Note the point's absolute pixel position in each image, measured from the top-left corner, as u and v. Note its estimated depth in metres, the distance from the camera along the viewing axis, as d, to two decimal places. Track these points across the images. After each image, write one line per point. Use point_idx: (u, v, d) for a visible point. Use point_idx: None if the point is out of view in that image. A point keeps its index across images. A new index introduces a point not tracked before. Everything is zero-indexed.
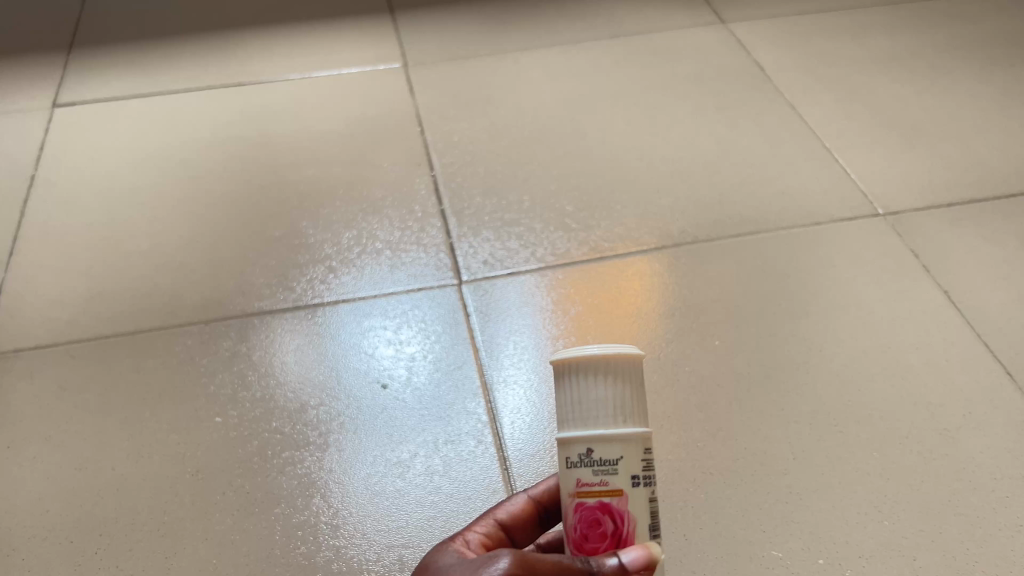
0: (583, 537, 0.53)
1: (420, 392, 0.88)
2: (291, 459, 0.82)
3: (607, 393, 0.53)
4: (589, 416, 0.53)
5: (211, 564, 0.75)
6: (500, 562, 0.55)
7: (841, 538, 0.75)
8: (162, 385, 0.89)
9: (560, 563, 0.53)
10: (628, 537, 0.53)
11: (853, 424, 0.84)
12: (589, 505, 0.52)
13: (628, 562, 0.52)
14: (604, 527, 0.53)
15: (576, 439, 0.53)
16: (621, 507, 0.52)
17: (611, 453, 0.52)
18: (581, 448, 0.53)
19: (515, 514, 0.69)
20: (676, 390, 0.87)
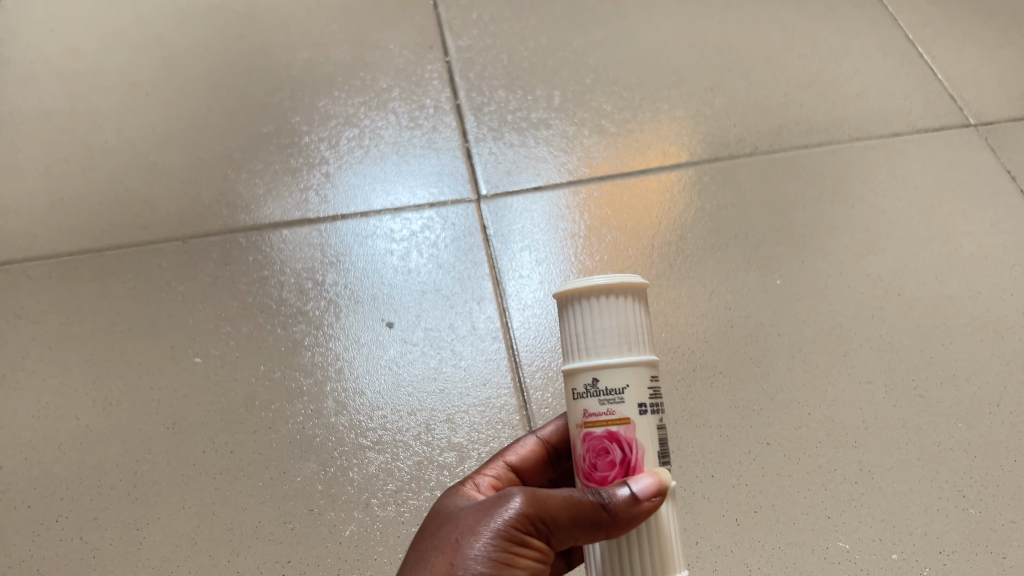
0: (587, 469, 0.42)
1: (431, 333, 0.75)
2: (281, 413, 0.71)
3: (615, 322, 0.42)
4: (593, 348, 0.42)
5: (189, 539, 0.65)
6: (511, 504, 0.43)
7: (919, 529, 0.65)
8: (133, 316, 0.77)
9: (572, 497, 0.42)
10: (640, 464, 0.41)
11: (936, 386, 0.72)
12: (595, 435, 0.41)
13: (638, 491, 0.41)
14: (612, 457, 0.41)
15: (578, 372, 0.42)
16: (629, 433, 0.41)
17: (618, 382, 0.41)
18: (585, 381, 0.42)
19: (527, 459, 0.56)
20: (730, 342, 0.75)
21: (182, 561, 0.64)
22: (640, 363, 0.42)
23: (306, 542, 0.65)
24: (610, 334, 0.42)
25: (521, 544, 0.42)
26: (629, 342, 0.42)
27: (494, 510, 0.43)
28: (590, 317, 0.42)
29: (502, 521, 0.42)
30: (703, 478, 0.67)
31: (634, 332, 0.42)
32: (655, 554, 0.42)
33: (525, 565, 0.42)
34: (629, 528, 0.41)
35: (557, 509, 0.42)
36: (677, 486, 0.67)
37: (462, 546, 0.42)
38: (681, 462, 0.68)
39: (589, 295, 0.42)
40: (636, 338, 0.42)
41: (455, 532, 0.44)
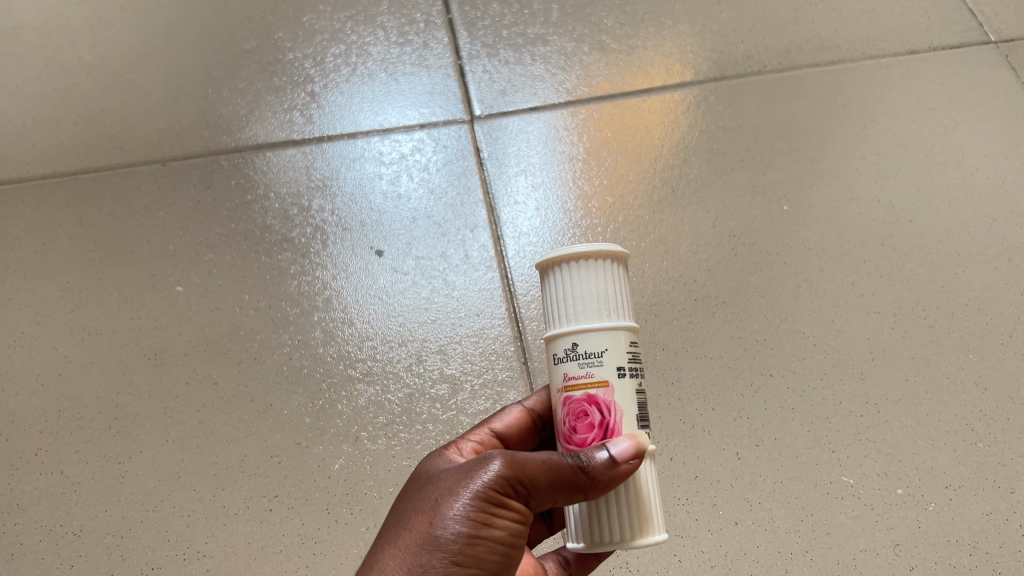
0: (566, 433, 0.40)
1: (422, 262, 0.72)
2: (267, 344, 0.68)
3: (594, 289, 0.41)
4: (571, 314, 0.41)
5: (172, 473, 0.63)
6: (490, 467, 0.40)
7: (924, 464, 0.63)
8: (111, 244, 0.73)
9: (549, 461, 0.40)
10: (618, 427, 0.39)
11: (946, 316, 0.69)
12: (573, 398, 0.40)
13: (615, 454, 0.38)
14: (591, 419, 0.39)
15: (557, 338, 0.41)
16: (607, 396, 0.39)
17: (597, 346, 0.40)
18: (565, 346, 0.40)
19: (513, 426, 0.53)
20: (733, 270, 0.72)
21: (167, 496, 0.62)
22: (620, 328, 0.40)
23: (294, 477, 0.63)
24: (589, 299, 0.40)
25: (499, 506, 0.39)
26: (608, 305, 0.40)
27: (472, 472, 0.40)
28: (569, 283, 0.41)
29: (481, 485, 0.40)
30: (704, 412, 0.65)
31: (614, 298, 0.41)
32: (630, 516, 0.40)
33: (504, 527, 0.39)
34: (608, 490, 0.39)
35: (536, 471, 0.39)
36: (676, 420, 0.65)
37: (440, 506, 0.40)
38: (681, 395, 0.66)
39: (567, 262, 0.41)
40: (616, 304, 0.41)
41: (434, 493, 0.41)
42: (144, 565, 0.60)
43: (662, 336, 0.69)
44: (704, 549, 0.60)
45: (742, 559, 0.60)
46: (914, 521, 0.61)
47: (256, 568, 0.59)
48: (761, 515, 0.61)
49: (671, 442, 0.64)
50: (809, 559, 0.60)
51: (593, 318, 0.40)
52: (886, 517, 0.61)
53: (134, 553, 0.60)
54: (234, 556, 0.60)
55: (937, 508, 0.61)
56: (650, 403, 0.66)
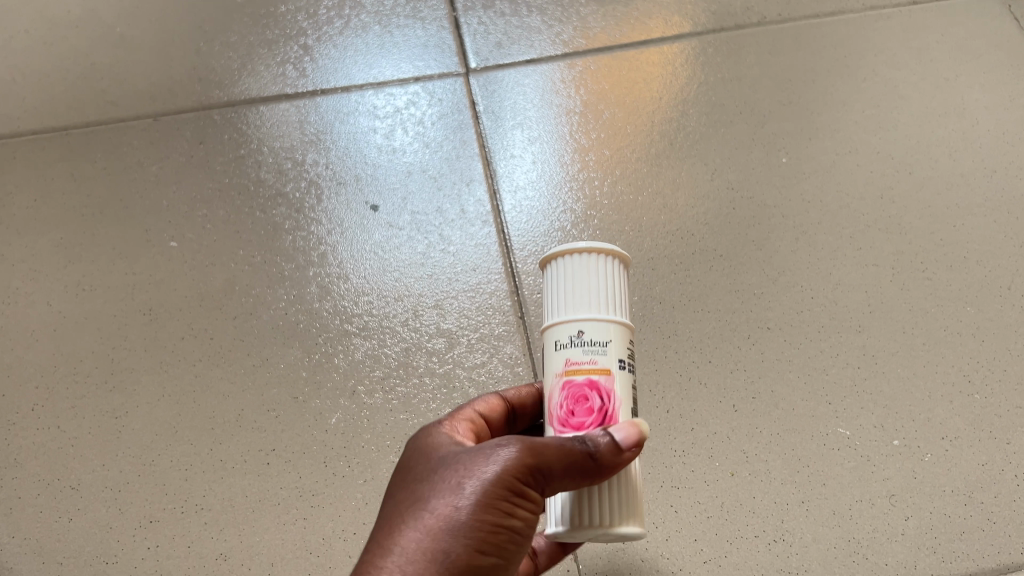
0: (562, 416, 0.39)
1: (418, 218, 0.72)
2: (262, 300, 0.68)
3: (596, 285, 0.41)
4: (572, 304, 0.40)
5: (169, 428, 0.63)
6: (506, 453, 0.39)
7: (921, 415, 0.63)
8: (104, 199, 0.73)
9: (564, 447, 0.38)
10: (616, 413, 0.39)
11: (944, 269, 0.69)
12: (575, 381, 0.39)
13: (621, 439, 0.38)
14: (590, 404, 0.39)
15: (557, 326, 0.40)
16: (609, 382, 0.39)
17: (596, 334, 0.39)
18: (563, 336, 0.40)
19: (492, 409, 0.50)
20: (731, 224, 0.71)
21: (164, 450, 0.62)
22: (618, 323, 0.40)
23: (291, 431, 0.63)
24: (592, 292, 0.40)
25: (516, 494, 0.38)
26: (611, 300, 0.40)
27: (488, 456, 0.39)
28: (572, 276, 0.41)
29: (499, 472, 0.38)
30: (701, 365, 0.65)
31: (614, 296, 0.41)
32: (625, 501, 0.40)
33: (519, 516, 0.38)
34: (610, 476, 0.39)
35: (553, 460, 0.38)
36: (673, 373, 0.65)
37: (456, 491, 0.38)
38: (678, 349, 0.66)
39: (569, 257, 0.41)
40: (616, 301, 0.41)
41: (448, 475, 0.39)
42: (142, 518, 0.60)
43: (659, 290, 0.69)
44: (700, 500, 0.60)
45: (738, 509, 0.60)
46: (909, 471, 0.61)
47: (254, 520, 0.60)
48: (757, 466, 0.61)
49: (668, 395, 0.64)
50: (805, 509, 0.60)
51: (596, 309, 0.40)
52: (882, 467, 0.61)
53: (132, 506, 0.60)
54: (232, 509, 0.60)
55: (933, 458, 0.61)
56: (647, 357, 0.66)
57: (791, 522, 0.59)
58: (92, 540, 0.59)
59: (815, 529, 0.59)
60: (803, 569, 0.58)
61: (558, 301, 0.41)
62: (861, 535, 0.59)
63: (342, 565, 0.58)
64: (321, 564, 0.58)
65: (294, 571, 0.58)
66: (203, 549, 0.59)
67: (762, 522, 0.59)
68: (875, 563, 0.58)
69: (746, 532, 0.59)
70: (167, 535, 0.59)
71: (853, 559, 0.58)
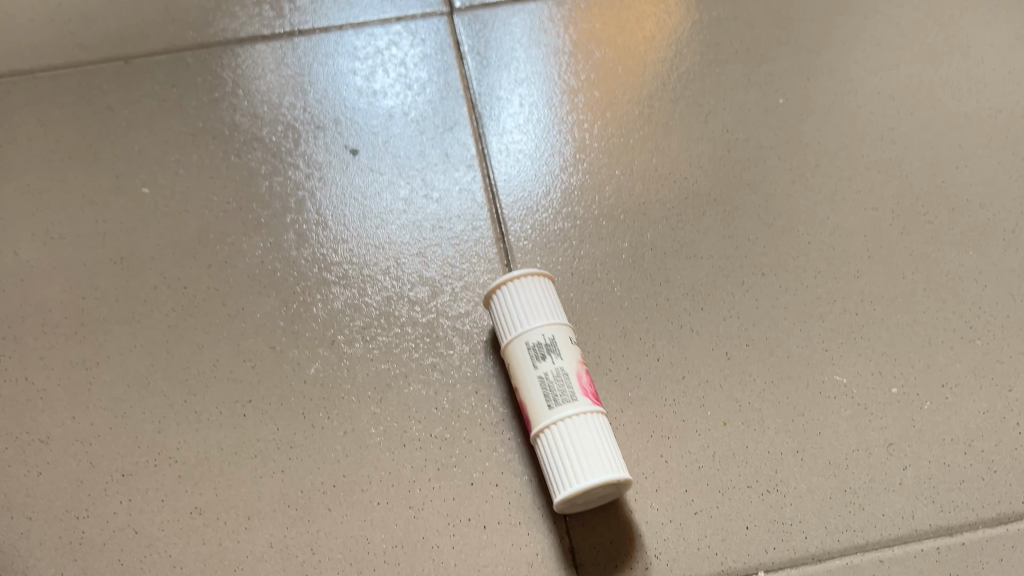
0: None
1: (400, 162, 0.69)
2: (238, 247, 0.65)
3: (535, 292, 0.56)
4: (529, 322, 0.55)
5: (142, 379, 0.61)
6: None
7: (921, 362, 0.61)
8: (73, 145, 0.70)
9: None
10: None
11: (947, 212, 0.67)
12: None
13: None
14: None
15: (525, 348, 0.55)
16: None
17: (552, 333, 0.55)
18: (533, 363, 0.54)
19: None
20: (725, 167, 0.69)
21: (136, 402, 0.60)
22: (560, 310, 0.56)
23: (268, 381, 0.61)
24: (537, 307, 0.55)
25: None
26: (555, 306, 0.56)
27: None
28: (522, 301, 0.56)
29: None
30: (693, 312, 0.63)
31: (552, 303, 0.56)
32: None
33: None
34: None
35: None
36: (664, 320, 0.62)
37: None
38: (669, 296, 0.63)
39: (514, 283, 0.56)
40: (553, 305, 0.56)
41: None
42: (114, 471, 0.58)
43: (650, 235, 0.66)
44: (691, 451, 0.58)
45: (730, 460, 0.58)
46: (908, 419, 0.59)
47: (229, 473, 0.57)
48: (751, 415, 0.59)
49: (659, 342, 0.62)
50: (800, 458, 0.58)
51: (546, 315, 0.55)
52: (880, 416, 0.59)
53: (104, 460, 0.58)
54: (207, 462, 0.58)
55: (933, 406, 0.59)
56: (636, 303, 0.63)
57: (785, 472, 0.57)
58: (62, 495, 0.57)
59: (810, 479, 0.57)
60: (798, 520, 0.56)
61: (518, 320, 0.55)
62: (857, 485, 0.57)
63: (320, 518, 0.56)
64: (300, 518, 0.56)
65: (271, 525, 0.56)
66: (178, 503, 0.57)
67: (754, 472, 0.57)
68: (871, 513, 0.56)
69: (739, 482, 0.57)
70: (140, 489, 0.57)
71: (849, 509, 0.56)
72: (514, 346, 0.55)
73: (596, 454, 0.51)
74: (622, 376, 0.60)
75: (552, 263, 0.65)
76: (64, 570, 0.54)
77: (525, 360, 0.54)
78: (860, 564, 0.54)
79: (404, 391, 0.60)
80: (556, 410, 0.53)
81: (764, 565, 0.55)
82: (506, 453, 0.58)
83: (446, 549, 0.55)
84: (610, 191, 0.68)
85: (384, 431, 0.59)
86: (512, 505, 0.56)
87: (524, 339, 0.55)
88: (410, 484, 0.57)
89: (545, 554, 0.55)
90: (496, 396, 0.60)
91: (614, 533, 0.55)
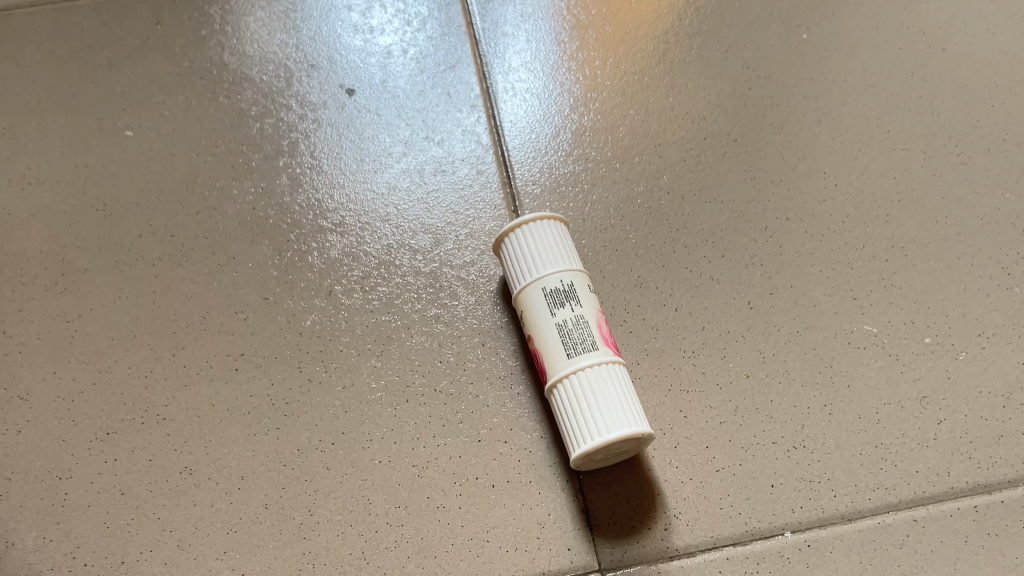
0: None
1: (399, 103, 0.65)
2: (228, 193, 0.61)
3: (550, 236, 0.52)
4: (544, 265, 0.51)
5: (127, 332, 0.57)
6: None
7: (956, 310, 0.57)
8: (50, 85, 0.65)
9: None
10: None
11: (982, 153, 0.63)
12: None
13: None
14: None
15: (541, 292, 0.50)
16: None
17: (570, 279, 0.51)
18: (549, 309, 0.50)
19: None
20: (745, 106, 0.65)
21: (121, 357, 0.56)
22: (575, 256, 0.52)
23: (261, 334, 0.57)
24: (553, 251, 0.51)
25: None
26: (570, 252, 0.52)
27: None
28: (536, 243, 0.52)
29: None
30: (713, 260, 0.59)
31: (567, 248, 0.52)
32: None
33: None
34: None
35: None
36: (683, 268, 0.59)
37: None
38: (687, 243, 0.60)
39: (529, 225, 0.52)
40: (568, 251, 0.52)
41: None
42: (98, 430, 0.54)
43: (667, 179, 0.62)
44: (712, 405, 0.54)
45: (753, 415, 0.54)
46: (942, 371, 0.56)
47: (222, 431, 0.54)
48: (775, 367, 0.56)
49: (677, 291, 0.58)
50: (828, 413, 0.54)
51: (563, 260, 0.51)
52: (912, 367, 0.56)
53: (87, 417, 0.54)
54: (197, 419, 0.54)
55: (969, 357, 0.56)
56: (652, 251, 0.59)
57: (812, 428, 0.54)
58: (42, 454, 0.53)
59: (838, 435, 0.54)
60: (826, 478, 0.53)
61: (534, 265, 0.51)
62: (889, 441, 0.54)
63: (319, 477, 0.53)
64: (297, 477, 0.53)
65: (266, 485, 0.52)
66: (167, 463, 0.53)
67: (779, 427, 0.54)
68: (904, 470, 0.53)
69: (763, 438, 0.54)
70: (126, 448, 0.54)
71: (880, 466, 0.53)
72: (528, 292, 0.51)
73: (617, 407, 0.47)
74: (638, 327, 0.56)
75: (562, 209, 0.61)
76: (46, 533, 0.51)
77: (542, 306, 0.50)
78: (893, 524, 0.51)
79: (407, 344, 0.56)
80: (576, 360, 0.49)
81: (791, 525, 0.51)
82: (516, 408, 0.54)
83: (453, 509, 0.52)
84: (623, 132, 0.64)
85: (385, 386, 0.55)
86: (522, 463, 0.53)
87: (540, 285, 0.51)
88: (413, 441, 0.53)
89: (557, 514, 0.52)
90: (504, 349, 0.56)
91: (631, 492, 0.52)
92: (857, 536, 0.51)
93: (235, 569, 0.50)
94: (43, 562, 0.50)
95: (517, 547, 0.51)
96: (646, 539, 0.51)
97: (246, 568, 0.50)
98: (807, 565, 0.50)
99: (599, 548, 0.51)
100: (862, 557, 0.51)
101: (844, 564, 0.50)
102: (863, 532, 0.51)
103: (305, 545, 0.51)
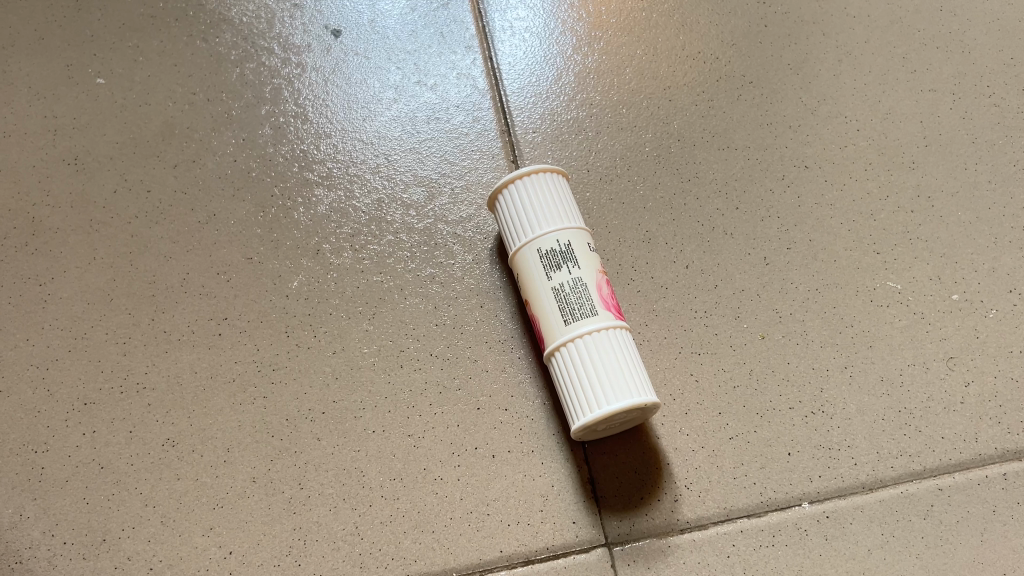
0: None
1: (389, 44, 0.60)
2: (208, 144, 0.57)
3: (546, 192, 0.48)
4: (539, 224, 0.47)
5: (103, 296, 0.54)
6: None
7: (985, 265, 0.55)
8: (14, 29, 0.60)
9: None
10: None
11: (1016, 93, 0.59)
12: None
13: None
14: None
15: (535, 253, 0.47)
16: None
17: (567, 240, 0.47)
18: (545, 272, 0.46)
19: None
20: (761, 45, 0.61)
21: (97, 322, 0.53)
22: (574, 214, 0.48)
23: (246, 296, 0.53)
24: (549, 208, 0.48)
25: None
26: (570, 208, 0.48)
27: None
28: (530, 200, 0.48)
29: None
30: (726, 212, 0.55)
31: (566, 204, 0.48)
32: None
33: None
34: None
35: None
36: (694, 222, 0.55)
37: None
38: (699, 194, 0.56)
39: (522, 181, 0.48)
40: (567, 207, 0.48)
41: None
42: (75, 400, 0.51)
43: (677, 125, 0.58)
44: (725, 368, 0.51)
45: (769, 379, 0.51)
46: (970, 329, 0.53)
47: (206, 401, 0.51)
48: (792, 328, 0.52)
49: (688, 247, 0.54)
50: (849, 375, 0.51)
51: (560, 219, 0.47)
52: (938, 326, 0.53)
53: (62, 387, 0.51)
54: (179, 388, 0.51)
55: (999, 315, 0.53)
56: (661, 204, 0.55)
57: (832, 392, 0.51)
58: (16, 427, 0.50)
59: (860, 399, 0.51)
60: (846, 445, 0.50)
61: (529, 224, 0.47)
62: (913, 405, 0.51)
63: (310, 449, 0.50)
64: (286, 449, 0.50)
65: (253, 457, 0.50)
66: (149, 435, 0.50)
67: (797, 391, 0.51)
68: (929, 436, 0.50)
69: (779, 404, 0.51)
70: (105, 419, 0.51)
71: (904, 432, 0.50)
72: (524, 253, 0.47)
73: (619, 376, 0.44)
74: (646, 285, 0.53)
75: (565, 159, 0.57)
76: (23, 511, 0.48)
77: (537, 269, 0.47)
78: (917, 494, 0.49)
79: (400, 306, 0.53)
80: (574, 327, 0.45)
81: (808, 495, 0.49)
82: (516, 373, 0.51)
83: (451, 481, 0.49)
84: (630, 75, 0.60)
85: (377, 351, 0.52)
86: (523, 432, 0.50)
87: (535, 246, 0.47)
88: (408, 409, 0.50)
89: (560, 486, 0.49)
90: (503, 311, 0.53)
91: (638, 463, 0.49)
92: (880, 507, 0.48)
93: (222, 547, 0.48)
94: (20, 541, 0.48)
95: (518, 520, 0.48)
96: (655, 511, 0.48)
97: (234, 545, 0.48)
98: (826, 538, 0.48)
99: (605, 521, 0.48)
100: (884, 529, 0.48)
101: (866, 536, 0.48)
102: (885, 502, 0.49)
103: (296, 520, 0.48)
